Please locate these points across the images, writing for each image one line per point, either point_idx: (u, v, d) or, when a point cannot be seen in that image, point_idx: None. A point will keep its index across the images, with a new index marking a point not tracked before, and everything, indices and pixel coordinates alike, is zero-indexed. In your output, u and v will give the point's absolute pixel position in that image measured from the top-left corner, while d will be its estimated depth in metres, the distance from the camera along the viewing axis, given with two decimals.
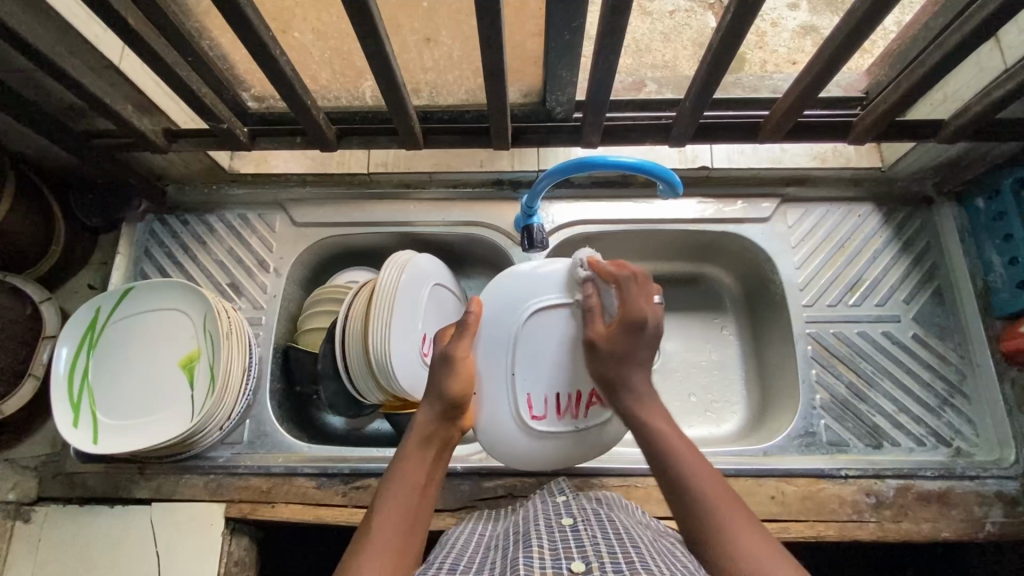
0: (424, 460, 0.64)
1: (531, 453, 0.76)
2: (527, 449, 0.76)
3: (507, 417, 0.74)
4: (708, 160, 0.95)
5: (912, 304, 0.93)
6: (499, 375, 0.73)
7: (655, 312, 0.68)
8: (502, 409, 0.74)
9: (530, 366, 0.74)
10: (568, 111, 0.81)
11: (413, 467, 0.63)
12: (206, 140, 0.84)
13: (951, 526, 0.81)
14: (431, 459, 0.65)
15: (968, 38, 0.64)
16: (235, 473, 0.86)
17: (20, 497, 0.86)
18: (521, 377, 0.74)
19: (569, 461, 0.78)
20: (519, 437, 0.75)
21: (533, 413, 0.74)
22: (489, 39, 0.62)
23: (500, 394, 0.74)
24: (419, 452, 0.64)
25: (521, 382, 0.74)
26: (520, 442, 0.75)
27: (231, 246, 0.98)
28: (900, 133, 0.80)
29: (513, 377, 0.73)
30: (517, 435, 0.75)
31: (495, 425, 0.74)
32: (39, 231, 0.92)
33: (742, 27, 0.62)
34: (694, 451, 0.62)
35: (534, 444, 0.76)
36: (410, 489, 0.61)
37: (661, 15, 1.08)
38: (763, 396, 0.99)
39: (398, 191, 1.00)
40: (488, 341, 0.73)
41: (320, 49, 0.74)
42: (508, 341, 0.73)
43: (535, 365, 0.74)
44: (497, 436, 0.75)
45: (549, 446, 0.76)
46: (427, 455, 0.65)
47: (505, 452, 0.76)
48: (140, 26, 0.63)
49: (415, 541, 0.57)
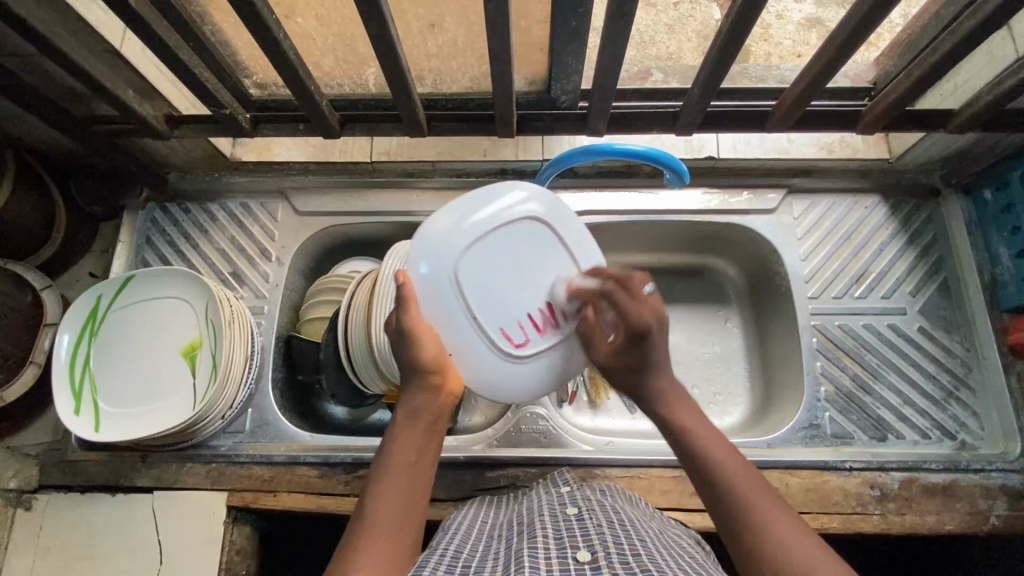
0: (416, 432, 0.61)
1: (531, 379, 0.74)
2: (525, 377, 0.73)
3: (490, 357, 0.71)
4: (713, 150, 0.94)
5: (919, 297, 0.92)
6: (459, 324, 0.69)
7: (652, 313, 0.65)
8: (485, 348, 0.70)
9: (492, 295, 0.70)
10: (573, 100, 0.80)
11: (404, 442, 0.60)
12: (207, 126, 0.83)
13: (955, 519, 0.80)
14: (422, 431, 0.61)
15: (981, 25, 0.63)
16: (237, 462, 0.86)
17: (23, 484, 0.85)
18: (489, 306, 0.69)
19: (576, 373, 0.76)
20: (517, 370, 0.72)
21: (517, 342, 0.71)
22: (495, 25, 0.61)
23: (476, 337, 0.69)
24: (410, 426, 0.61)
25: (490, 313, 0.70)
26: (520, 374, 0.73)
27: (233, 235, 0.98)
28: (909, 123, 0.80)
29: (480, 310, 0.69)
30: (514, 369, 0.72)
31: (485, 368, 0.71)
32: (40, 218, 0.91)
33: (750, 14, 0.61)
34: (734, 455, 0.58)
35: (530, 371, 0.73)
36: (402, 468, 0.58)
37: (665, 7, 1.07)
38: (766, 389, 0.98)
39: (401, 180, 0.99)
40: (431, 293, 0.67)
41: (323, 34, 0.73)
42: (461, 282, 0.68)
43: (502, 291, 0.70)
44: (493, 383, 0.72)
45: (546, 368, 0.74)
46: (416, 429, 0.61)
47: (507, 390, 0.73)
48: (141, 8, 0.62)
49: (415, 522, 0.55)
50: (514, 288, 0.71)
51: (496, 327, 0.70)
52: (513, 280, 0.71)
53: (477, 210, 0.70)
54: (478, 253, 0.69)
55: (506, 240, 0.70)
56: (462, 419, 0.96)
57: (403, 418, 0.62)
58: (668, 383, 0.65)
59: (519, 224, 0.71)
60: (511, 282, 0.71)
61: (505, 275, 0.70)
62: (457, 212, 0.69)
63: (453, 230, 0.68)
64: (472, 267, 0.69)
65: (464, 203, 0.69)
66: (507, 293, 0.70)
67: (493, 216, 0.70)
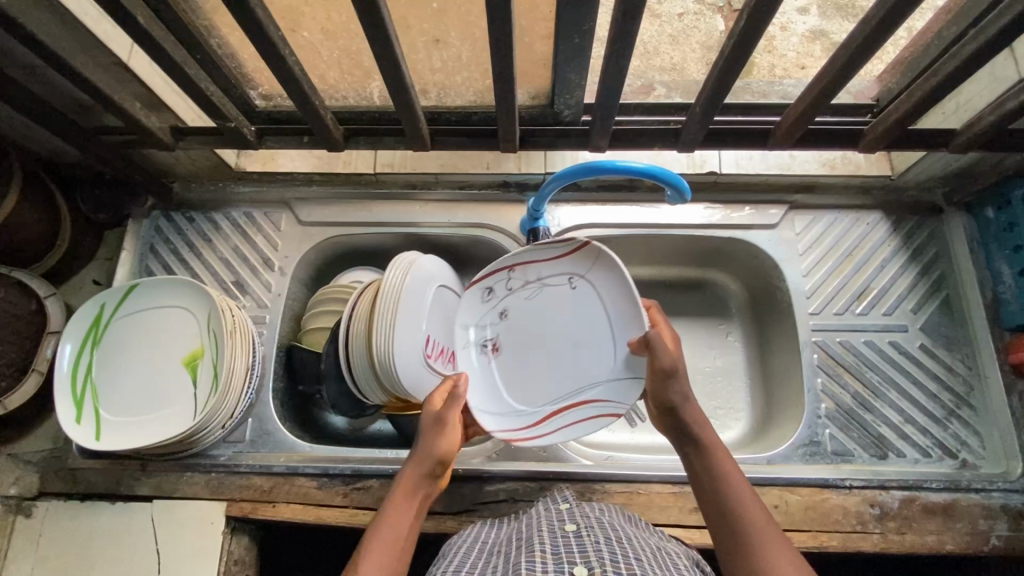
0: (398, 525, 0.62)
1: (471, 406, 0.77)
2: (480, 402, 0.78)
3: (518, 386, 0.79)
4: (716, 165, 0.95)
5: (920, 314, 0.92)
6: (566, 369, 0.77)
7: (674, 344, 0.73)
8: (589, 407, 0.77)
9: (587, 356, 0.77)
10: (575, 114, 0.80)
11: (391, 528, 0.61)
12: (212, 138, 0.83)
13: (956, 539, 0.80)
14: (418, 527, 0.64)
15: (985, 46, 0.63)
16: (237, 472, 0.86)
17: (22, 492, 0.86)
18: (548, 346, 0.78)
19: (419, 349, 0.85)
20: (509, 415, 0.78)
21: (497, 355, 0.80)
22: (499, 42, 0.61)
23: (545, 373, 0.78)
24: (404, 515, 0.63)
25: (587, 374, 0.76)
26: (479, 393, 0.79)
27: (237, 245, 0.98)
28: (910, 141, 0.80)
29: (618, 391, 0.75)
30: (512, 405, 0.79)
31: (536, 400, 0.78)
32: (45, 226, 0.92)
33: (752, 36, 0.62)
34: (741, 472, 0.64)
35: (498, 397, 0.79)
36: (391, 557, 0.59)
37: (670, 18, 1.08)
38: (768, 405, 0.98)
39: (404, 192, 1.00)
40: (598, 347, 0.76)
41: (328, 48, 0.74)
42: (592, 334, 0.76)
43: (585, 359, 0.77)
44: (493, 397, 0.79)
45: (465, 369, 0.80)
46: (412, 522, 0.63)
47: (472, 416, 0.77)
48: (148, 23, 0.63)
49: None
50: (539, 349, 0.79)
51: (563, 391, 0.77)
52: (534, 331, 0.79)
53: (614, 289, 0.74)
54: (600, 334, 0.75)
55: (569, 298, 0.77)
56: None
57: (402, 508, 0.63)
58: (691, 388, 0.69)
59: (546, 278, 0.78)
60: (553, 342, 0.78)
61: (548, 328, 0.78)
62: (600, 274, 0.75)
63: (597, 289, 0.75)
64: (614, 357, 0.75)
65: (629, 283, 0.72)
66: (552, 350, 0.78)
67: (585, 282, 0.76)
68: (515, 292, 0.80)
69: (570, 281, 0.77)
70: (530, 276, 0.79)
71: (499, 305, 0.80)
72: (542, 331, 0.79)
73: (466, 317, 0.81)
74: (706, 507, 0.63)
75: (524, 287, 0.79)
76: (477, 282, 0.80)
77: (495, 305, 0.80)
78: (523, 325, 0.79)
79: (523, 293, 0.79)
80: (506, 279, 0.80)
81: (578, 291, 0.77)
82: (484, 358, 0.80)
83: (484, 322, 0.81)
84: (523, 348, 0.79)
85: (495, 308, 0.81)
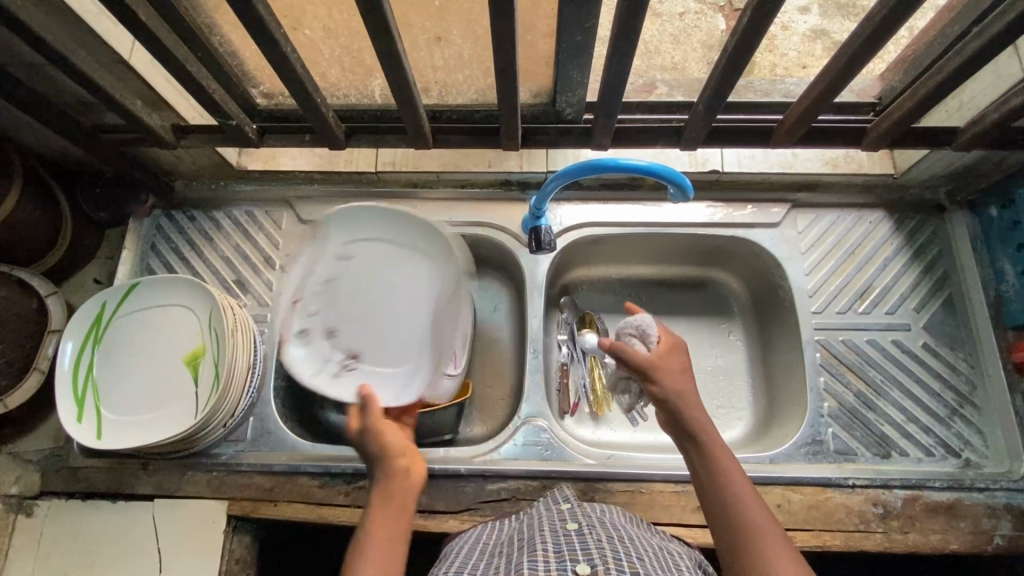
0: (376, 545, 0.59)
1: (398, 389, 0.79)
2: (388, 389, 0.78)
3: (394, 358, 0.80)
4: (718, 163, 0.94)
5: (923, 312, 0.92)
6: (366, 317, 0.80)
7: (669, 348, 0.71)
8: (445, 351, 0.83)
9: (410, 303, 0.83)
10: (577, 113, 0.80)
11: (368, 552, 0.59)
12: (213, 137, 0.83)
13: (959, 538, 0.80)
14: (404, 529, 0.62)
15: (989, 44, 0.63)
16: (238, 471, 0.86)
17: (23, 490, 0.85)
18: (361, 308, 0.81)
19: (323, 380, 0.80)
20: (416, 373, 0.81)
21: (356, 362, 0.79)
22: (502, 40, 0.61)
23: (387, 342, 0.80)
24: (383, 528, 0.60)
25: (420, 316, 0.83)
26: (382, 393, 0.78)
27: (238, 243, 0.98)
28: (913, 140, 0.80)
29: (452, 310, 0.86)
30: (410, 381, 0.80)
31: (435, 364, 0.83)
32: (46, 225, 0.92)
33: (755, 35, 0.62)
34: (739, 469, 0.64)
35: (394, 381, 0.79)
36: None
37: (671, 17, 1.08)
38: (770, 404, 0.97)
39: (406, 191, 1.00)
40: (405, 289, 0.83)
41: (330, 46, 0.73)
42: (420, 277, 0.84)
43: (400, 302, 0.82)
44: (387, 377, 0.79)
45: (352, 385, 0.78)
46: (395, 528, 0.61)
47: (395, 400, 0.78)
48: (150, 21, 0.63)
49: None
50: (401, 329, 0.81)
51: (428, 343, 0.83)
52: (369, 321, 0.80)
53: (354, 224, 0.84)
54: (390, 272, 0.83)
55: (368, 256, 0.83)
56: (462, 430, 0.97)
57: (375, 525, 0.61)
58: (682, 385, 0.67)
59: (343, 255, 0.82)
60: (405, 317, 0.82)
61: (369, 301, 0.80)
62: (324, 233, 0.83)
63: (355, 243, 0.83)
64: (444, 276, 0.86)
65: (388, 215, 0.84)
66: (365, 314, 0.80)
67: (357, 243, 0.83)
68: (318, 286, 0.80)
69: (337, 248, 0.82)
70: (334, 259, 0.82)
71: (321, 324, 0.79)
72: (381, 311, 0.80)
73: (305, 366, 0.79)
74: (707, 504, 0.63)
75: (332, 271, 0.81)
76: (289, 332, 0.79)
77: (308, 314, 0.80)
78: (327, 308, 0.80)
79: (325, 295, 0.80)
80: (302, 301, 0.80)
81: (326, 271, 0.81)
82: (356, 371, 0.78)
83: (325, 352, 0.79)
84: (365, 333, 0.79)
85: (319, 331, 0.79)
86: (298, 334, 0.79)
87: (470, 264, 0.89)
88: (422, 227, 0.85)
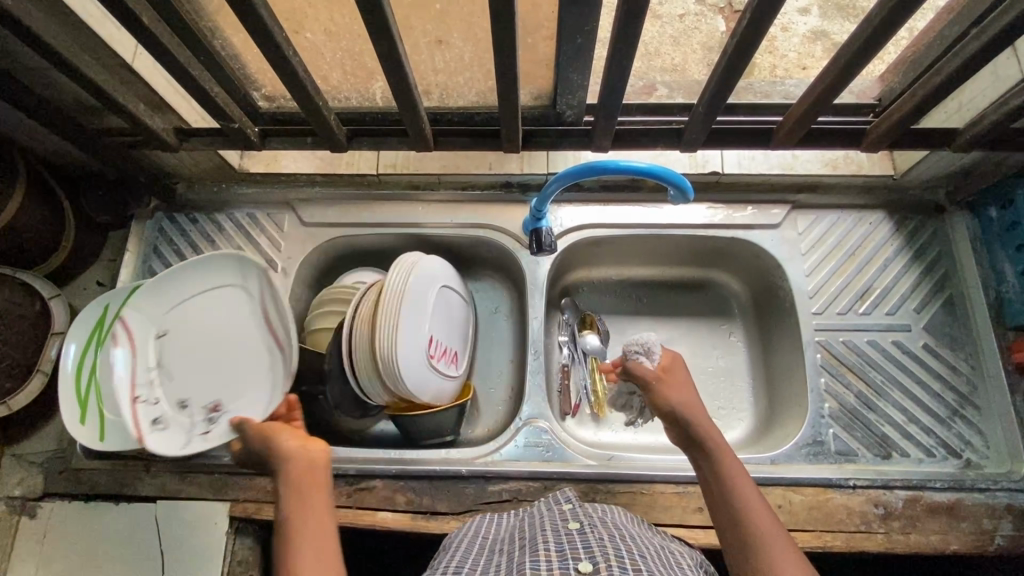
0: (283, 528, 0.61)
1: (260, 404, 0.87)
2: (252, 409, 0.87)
3: (250, 387, 0.88)
4: (718, 165, 0.94)
5: (923, 313, 0.92)
6: (210, 364, 0.86)
7: (670, 365, 0.77)
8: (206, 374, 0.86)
9: (203, 351, 0.86)
10: (578, 115, 0.80)
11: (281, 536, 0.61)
12: (215, 140, 0.84)
13: (960, 539, 0.80)
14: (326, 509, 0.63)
15: (987, 46, 0.63)
16: (240, 472, 0.86)
17: (27, 492, 0.87)
18: (188, 363, 0.85)
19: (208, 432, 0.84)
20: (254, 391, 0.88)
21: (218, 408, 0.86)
22: (503, 43, 0.62)
23: (232, 379, 0.87)
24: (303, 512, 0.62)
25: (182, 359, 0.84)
26: (256, 414, 0.87)
27: (240, 245, 0.98)
28: (912, 140, 0.80)
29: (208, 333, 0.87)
30: (265, 391, 0.88)
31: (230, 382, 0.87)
32: (50, 228, 0.92)
33: (754, 37, 0.62)
34: (743, 470, 0.66)
35: (264, 388, 0.88)
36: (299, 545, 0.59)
37: (671, 19, 1.08)
38: (771, 405, 0.98)
39: (407, 192, 1.00)
40: (179, 344, 0.84)
41: (331, 49, 0.74)
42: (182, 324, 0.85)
43: (196, 353, 0.86)
44: (252, 404, 0.87)
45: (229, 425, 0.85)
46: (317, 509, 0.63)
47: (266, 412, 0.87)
48: (154, 25, 0.63)
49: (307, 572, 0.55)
50: (215, 368, 0.86)
51: (263, 342, 0.90)
52: (193, 366, 0.85)
53: (160, 298, 0.83)
54: (195, 308, 0.86)
55: (172, 320, 0.84)
56: (464, 431, 0.98)
57: (293, 516, 0.62)
58: (686, 397, 0.73)
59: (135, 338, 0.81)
60: (214, 351, 0.87)
61: (194, 353, 0.85)
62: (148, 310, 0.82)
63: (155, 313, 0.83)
64: (248, 290, 0.89)
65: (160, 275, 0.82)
66: (183, 373, 0.84)
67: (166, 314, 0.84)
68: (137, 371, 0.80)
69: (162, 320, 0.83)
70: (146, 339, 0.82)
71: (166, 403, 0.82)
72: (201, 353, 0.86)
73: (174, 435, 0.81)
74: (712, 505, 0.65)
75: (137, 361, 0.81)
76: (142, 429, 0.78)
77: (152, 387, 0.81)
78: (173, 374, 0.83)
79: (158, 372, 0.82)
80: (139, 394, 0.80)
81: (148, 354, 0.82)
82: (223, 416, 0.85)
83: (186, 421, 0.83)
84: (208, 384, 0.86)
85: (169, 410, 0.82)
86: (158, 426, 0.80)
87: (435, 267, 0.90)
88: (187, 267, 0.84)
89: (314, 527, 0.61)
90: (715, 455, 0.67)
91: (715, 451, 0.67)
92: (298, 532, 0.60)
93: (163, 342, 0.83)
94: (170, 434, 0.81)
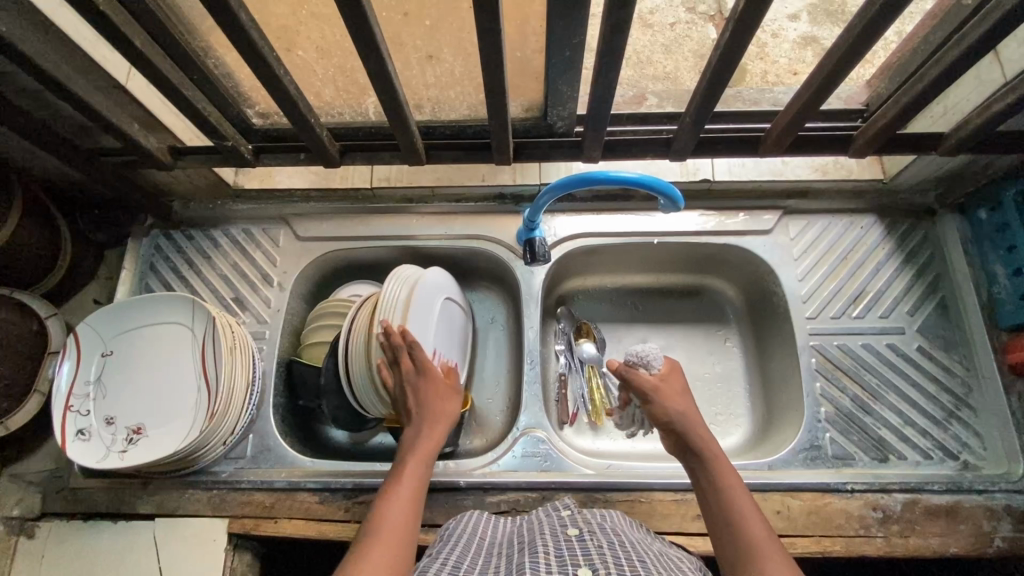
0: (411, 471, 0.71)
1: (181, 437, 0.81)
2: (172, 440, 0.81)
3: (182, 417, 0.83)
4: (708, 172, 0.96)
5: (917, 316, 0.93)
6: (153, 388, 0.85)
7: (671, 371, 0.78)
8: (149, 399, 0.84)
9: (146, 375, 0.85)
10: (569, 126, 0.81)
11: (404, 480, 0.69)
12: (209, 157, 0.84)
13: (959, 541, 0.80)
14: (418, 504, 0.68)
15: (967, 51, 0.64)
16: (239, 488, 0.86)
17: (24, 512, 0.86)
18: (131, 383, 0.85)
19: (126, 451, 0.81)
20: (186, 421, 0.82)
21: (139, 431, 0.82)
22: (491, 58, 0.62)
23: (166, 407, 0.83)
24: (403, 489, 0.68)
25: (129, 380, 0.85)
26: (172, 442, 0.81)
27: (236, 262, 0.99)
28: (901, 144, 0.80)
29: (169, 361, 0.85)
30: (192, 424, 0.82)
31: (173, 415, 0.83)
32: (47, 248, 0.93)
33: (739, 46, 0.63)
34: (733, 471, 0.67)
35: (187, 425, 0.82)
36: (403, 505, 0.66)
37: (662, 27, 1.09)
38: (768, 411, 0.98)
39: (401, 206, 1.01)
40: (123, 362, 0.86)
41: (322, 66, 0.74)
42: (134, 347, 0.86)
43: (143, 374, 0.85)
44: (174, 434, 0.81)
45: (146, 450, 0.81)
46: (411, 497, 0.68)
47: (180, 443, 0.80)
48: (144, 46, 0.64)
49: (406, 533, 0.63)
50: (155, 392, 0.84)
51: (196, 380, 0.84)
52: (135, 389, 0.84)
53: (115, 323, 0.87)
54: (142, 334, 0.87)
55: (121, 340, 0.86)
56: (463, 442, 0.98)
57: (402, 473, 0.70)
58: (684, 404, 0.73)
59: (80, 352, 0.85)
60: (158, 378, 0.85)
61: (138, 378, 0.85)
62: (98, 328, 0.86)
63: (106, 331, 0.86)
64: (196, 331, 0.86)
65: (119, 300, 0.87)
66: (119, 391, 0.84)
67: (116, 333, 0.87)
68: (77, 381, 0.83)
69: (110, 339, 0.86)
70: (94, 355, 0.85)
71: (95, 417, 0.82)
72: (140, 376, 0.85)
73: (93, 447, 0.80)
74: (709, 515, 0.65)
75: (80, 373, 0.84)
76: (65, 437, 0.80)
77: (90, 402, 0.83)
78: (112, 394, 0.84)
79: (98, 387, 0.84)
80: (74, 405, 0.82)
81: (91, 369, 0.84)
82: (143, 440, 0.82)
83: (111, 438, 0.82)
84: (142, 406, 0.83)
85: (96, 424, 0.82)
86: (82, 437, 0.81)
87: (414, 289, 0.86)
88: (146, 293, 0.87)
89: (404, 516, 0.65)
90: (711, 454, 0.68)
91: (712, 462, 0.68)
92: (400, 487, 0.68)
93: (107, 358, 0.86)
94: (89, 445, 0.81)
